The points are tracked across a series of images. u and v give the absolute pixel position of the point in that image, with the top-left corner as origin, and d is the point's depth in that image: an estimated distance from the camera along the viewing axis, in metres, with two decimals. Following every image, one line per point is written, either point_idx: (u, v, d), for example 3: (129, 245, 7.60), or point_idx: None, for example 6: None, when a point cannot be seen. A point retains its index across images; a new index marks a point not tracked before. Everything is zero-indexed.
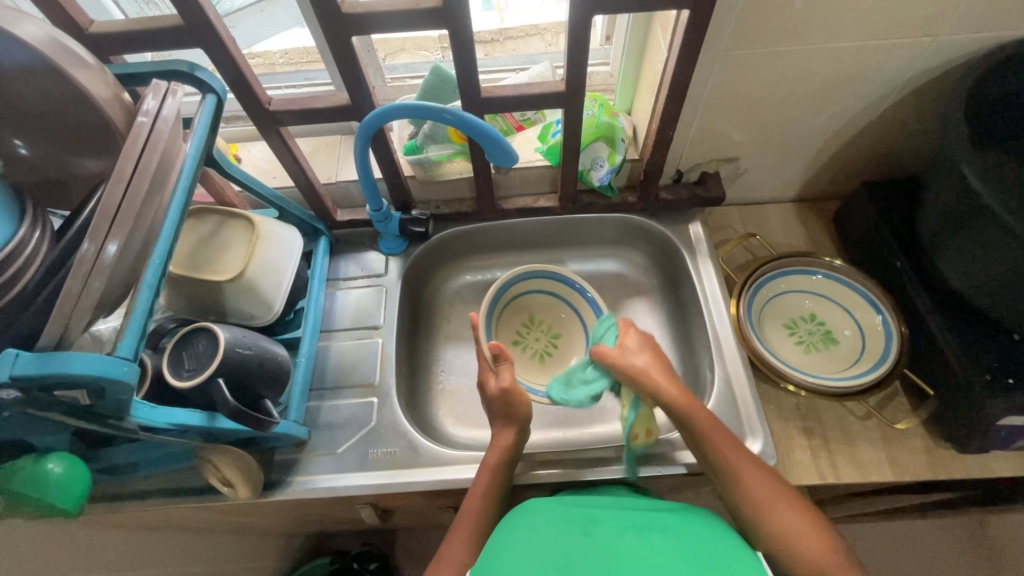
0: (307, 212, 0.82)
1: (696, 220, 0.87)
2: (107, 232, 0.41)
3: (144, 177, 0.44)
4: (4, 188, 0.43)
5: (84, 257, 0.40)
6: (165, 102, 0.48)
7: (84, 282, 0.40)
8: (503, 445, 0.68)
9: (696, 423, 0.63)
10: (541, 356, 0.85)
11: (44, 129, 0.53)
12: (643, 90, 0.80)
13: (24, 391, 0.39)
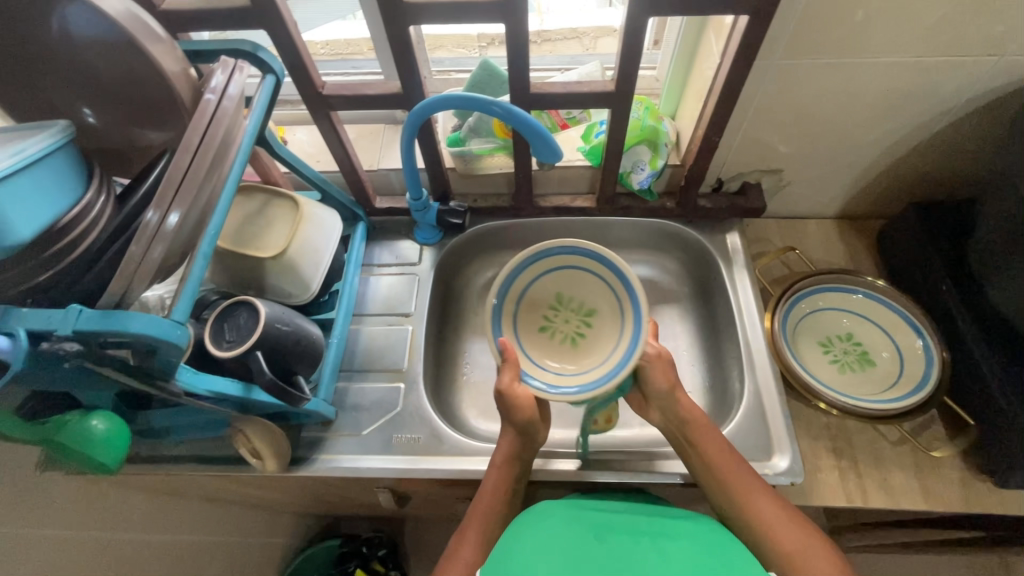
0: (348, 197, 0.84)
1: (734, 230, 0.86)
2: (171, 201, 0.43)
3: (209, 150, 0.46)
4: (75, 153, 0.45)
5: (149, 223, 0.42)
6: (231, 80, 0.50)
7: (146, 248, 0.42)
8: (509, 444, 0.68)
9: (703, 445, 0.65)
10: (571, 341, 0.66)
11: (113, 100, 0.55)
12: (691, 96, 0.79)
13: (84, 344, 0.41)
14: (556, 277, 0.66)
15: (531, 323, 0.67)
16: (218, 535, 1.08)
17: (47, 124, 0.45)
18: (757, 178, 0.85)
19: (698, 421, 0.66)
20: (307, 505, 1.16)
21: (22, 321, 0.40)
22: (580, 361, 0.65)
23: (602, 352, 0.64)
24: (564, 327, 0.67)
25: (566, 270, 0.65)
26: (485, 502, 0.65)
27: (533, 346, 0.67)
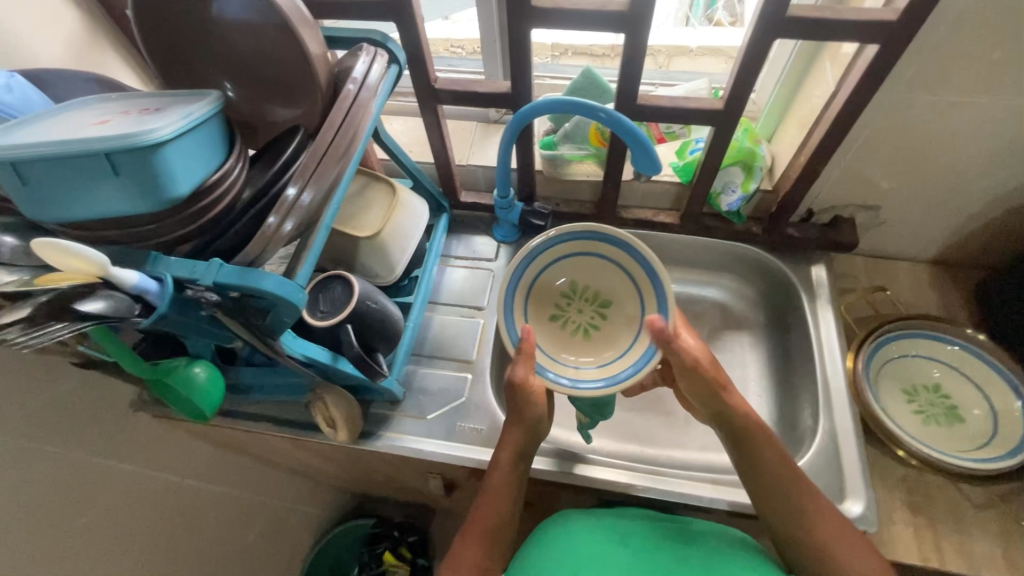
0: (436, 187, 0.87)
1: (820, 263, 0.83)
2: (308, 177, 0.46)
3: (345, 134, 0.49)
4: (222, 121, 0.47)
5: (288, 194, 0.45)
6: (369, 73, 0.53)
7: (283, 217, 0.45)
8: (515, 440, 0.65)
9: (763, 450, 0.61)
10: (583, 333, 0.66)
11: (256, 77, 0.59)
12: (793, 121, 0.77)
13: (221, 296, 0.44)
14: (572, 267, 0.65)
15: (543, 310, 0.66)
16: (266, 497, 1.13)
17: (204, 95, 0.48)
18: (851, 213, 0.82)
19: (756, 434, 0.62)
20: (350, 481, 1.20)
21: (169, 268, 0.43)
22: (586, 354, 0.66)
23: (614, 347, 0.64)
24: (579, 319, 0.66)
25: (581, 258, 0.65)
26: (494, 509, 0.62)
27: (544, 334, 0.66)
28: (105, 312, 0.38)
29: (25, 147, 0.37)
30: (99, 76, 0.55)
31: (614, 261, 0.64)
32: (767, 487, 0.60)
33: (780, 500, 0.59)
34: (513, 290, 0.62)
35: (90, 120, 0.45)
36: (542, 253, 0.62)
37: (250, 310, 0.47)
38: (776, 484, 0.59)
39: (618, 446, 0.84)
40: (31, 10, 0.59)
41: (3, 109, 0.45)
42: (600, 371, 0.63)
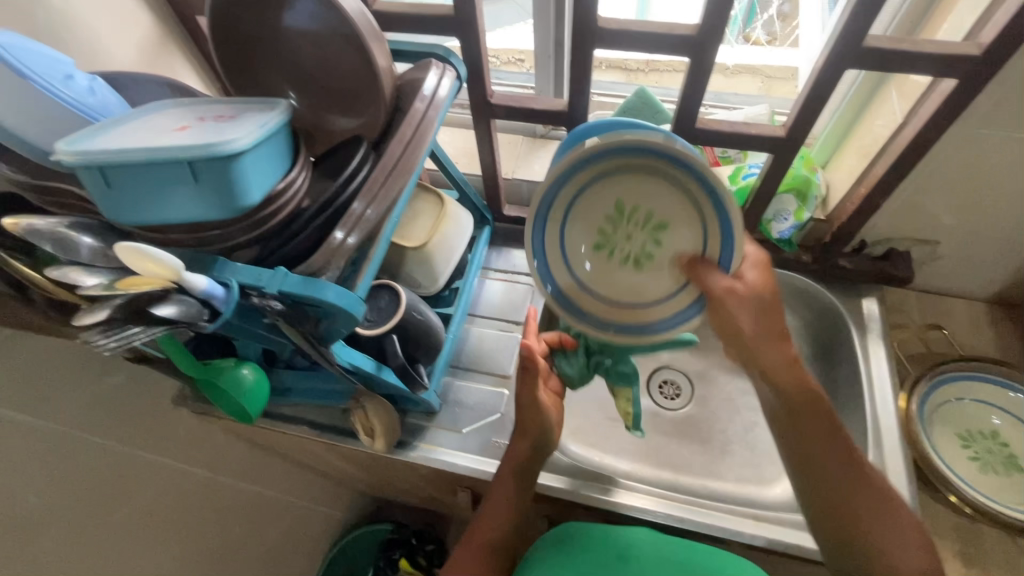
0: (481, 200, 0.87)
1: (872, 296, 0.81)
2: (374, 195, 0.47)
3: (411, 153, 0.49)
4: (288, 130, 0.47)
5: (354, 212, 0.46)
6: (437, 92, 0.53)
7: (348, 233, 0.45)
8: (520, 455, 0.64)
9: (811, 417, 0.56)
10: (632, 263, 0.53)
11: (321, 88, 0.60)
12: (851, 150, 0.76)
13: (284, 304, 0.45)
14: (617, 182, 0.51)
15: (583, 233, 0.54)
16: (291, 496, 1.14)
17: (275, 104, 0.49)
18: (907, 247, 0.80)
19: (803, 399, 0.56)
20: (373, 485, 1.20)
21: (235, 274, 0.43)
22: (628, 294, 0.54)
23: (655, 290, 0.54)
24: (627, 248, 0.53)
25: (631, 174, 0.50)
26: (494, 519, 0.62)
27: (586, 262, 0.54)
28: (176, 317, 0.39)
29: (107, 151, 0.37)
30: (174, 82, 0.56)
31: (672, 176, 0.49)
32: (811, 470, 0.56)
33: (824, 485, 0.55)
34: (546, 211, 0.52)
35: (167, 125, 0.46)
36: (582, 165, 0.49)
37: (311, 319, 0.47)
38: (822, 466, 0.56)
39: (652, 471, 0.82)
40: (111, 16, 0.61)
41: (86, 112, 0.46)
42: (628, 313, 0.54)
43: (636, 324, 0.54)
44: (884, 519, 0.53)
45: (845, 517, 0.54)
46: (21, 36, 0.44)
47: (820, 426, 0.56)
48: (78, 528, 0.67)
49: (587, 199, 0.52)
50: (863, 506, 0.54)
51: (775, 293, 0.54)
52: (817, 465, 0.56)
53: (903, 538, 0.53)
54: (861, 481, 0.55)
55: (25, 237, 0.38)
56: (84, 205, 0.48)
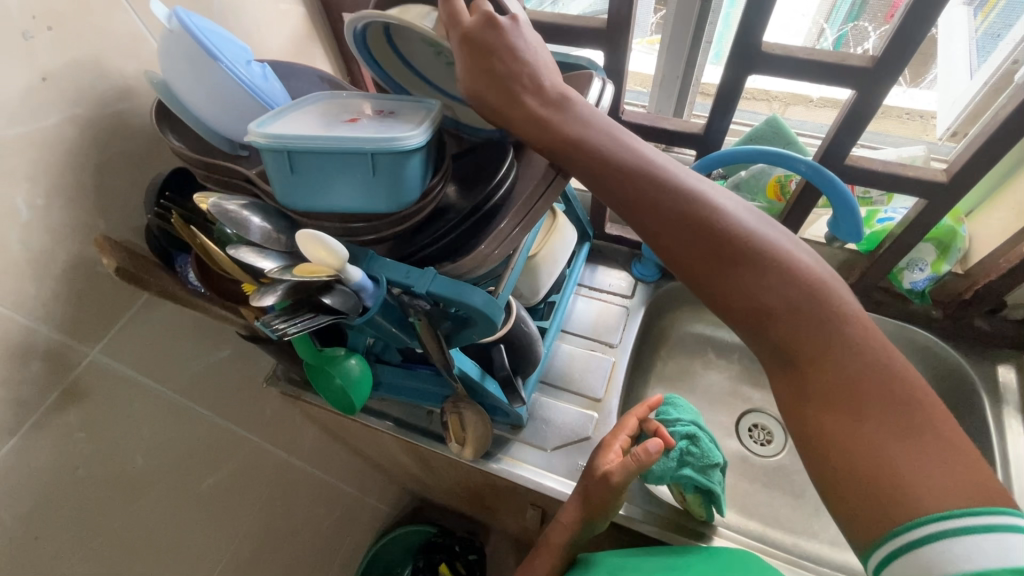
0: (585, 215, 0.85)
1: (1009, 363, 0.73)
2: (524, 216, 0.46)
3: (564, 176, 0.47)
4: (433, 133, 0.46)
5: (501, 231, 0.45)
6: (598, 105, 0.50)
7: (492, 250, 0.45)
8: (571, 517, 0.61)
9: (614, 192, 0.45)
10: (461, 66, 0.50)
11: None
12: (1004, 204, 0.69)
13: (430, 306, 0.45)
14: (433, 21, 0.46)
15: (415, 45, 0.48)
16: (349, 485, 1.15)
17: (429, 103, 0.48)
18: None
19: (651, 191, 0.44)
20: (426, 485, 1.19)
21: (385, 269, 0.44)
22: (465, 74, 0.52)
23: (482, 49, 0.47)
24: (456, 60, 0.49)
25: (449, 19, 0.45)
26: (549, 548, 0.63)
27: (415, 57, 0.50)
28: (339, 307, 0.41)
29: (294, 136, 0.39)
30: (329, 76, 0.58)
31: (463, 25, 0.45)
32: (700, 280, 0.45)
33: (683, 256, 0.45)
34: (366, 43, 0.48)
35: (336, 116, 0.47)
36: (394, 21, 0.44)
37: (450, 320, 0.47)
38: (678, 242, 0.44)
39: (738, 519, 0.77)
40: (271, 9, 0.64)
41: (256, 91, 0.47)
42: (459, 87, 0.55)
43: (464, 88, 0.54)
44: (737, 280, 0.43)
45: (762, 314, 0.43)
46: (213, 21, 0.46)
47: (628, 174, 0.44)
48: (174, 490, 0.70)
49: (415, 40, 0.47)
50: (765, 281, 0.43)
51: (493, 43, 0.42)
52: (706, 262, 0.44)
53: (805, 310, 0.43)
54: (737, 250, 0.43)
55: (213, 214, 0.41)
56: (246, 184, 0.47)
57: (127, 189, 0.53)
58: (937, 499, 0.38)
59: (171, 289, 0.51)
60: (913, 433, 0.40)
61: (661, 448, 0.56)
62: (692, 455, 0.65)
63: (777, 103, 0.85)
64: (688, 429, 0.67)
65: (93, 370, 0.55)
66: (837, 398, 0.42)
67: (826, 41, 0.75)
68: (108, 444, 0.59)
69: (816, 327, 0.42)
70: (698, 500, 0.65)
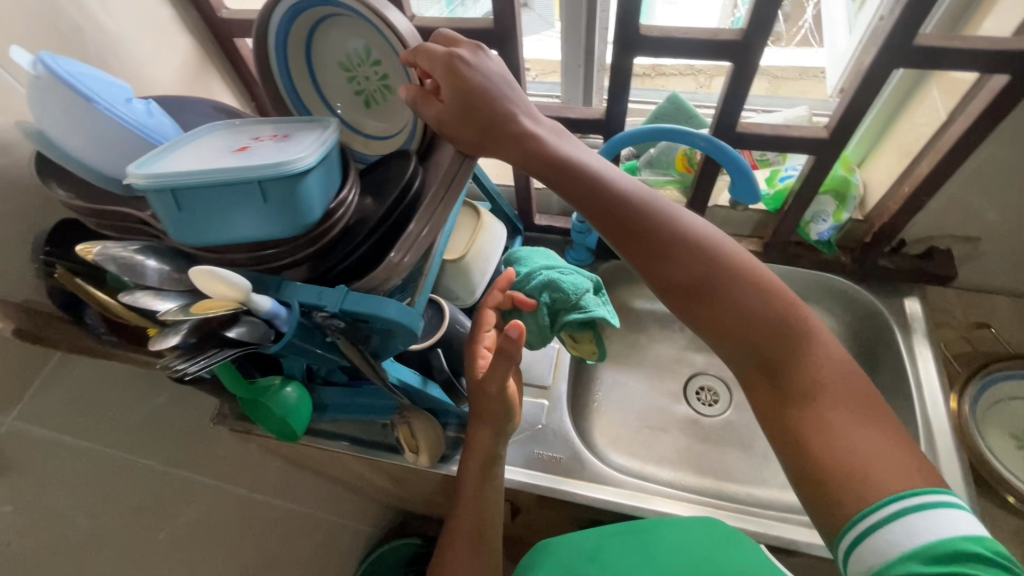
0: (512, 210, 0.87)
1: (913, 296, 0.79)
2: (429, 216, 0.46)
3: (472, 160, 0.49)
4: (336, 152, 0.47)
5: (410, 234, 0.45)
6: None
7: (402, 254, 0.45)
8: (482, 440, 0.61)
9: (592, 198, 0.51)
10: (365, 98, 0.61)
11: (367, 115, 0.63)
12: (890, 151, 0.74)
13: (346, 323, 0.45)
14: (349, 36, 0.57)
15: (332, 64, 0.60)
16: (322, 511, 1.13)
17: (324, 121, 0.49)
18: (946, 244, 0.78)
19: (628, 198, 0.51)
20: (402, 498, 1.18)
21: (297, 293, 0.44)
22: (367, 113, 0.62)
23: (379, 53, 0.57)
24: (365, 86, 0.61)
25: (360, 40, 0.57)
26: (469, 504, 0.62)
27: (333, 89, 0.62)
28: (245, 337, 0.41)
29: (176, 173, 0.39)
30: (224, 105, 0.57)
31: (372, 41, 0.56)
32: (676, 288, 0.50)
33: (659, 252, 0.50)
34: (289, 50, 0.58)
35: (226, 146, 0.46)
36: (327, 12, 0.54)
37: (371, 334, 0.47)
38: (650, 241, 0.50)
39: (695, 479, 0.81)
40: (153, 43, 0.62)
41: (143, 131, 0.46)
42: (355, 138, 0.64)
43: (363, 124, 0.63)
44: (711, 279, 0.50)
45: (732, 314, 0.49)
46: (82, 63, 0.45)
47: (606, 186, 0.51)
48: (126, 549, 0.67)
49: (334, 50, 0.59)
50: (732, 285, 0.49)
51: (473, 77, 0.47)
52: (683, 273, 0.50)
53: (772, 317, 0.48)
54: (710, 257, 0.50)
55: (101, 262, 0.39)
56: (144, 226, 0.46)
57: (18, 246, 0.51)
58: (889, 478, 0.41)
59: (77, 342, 0.51)
60: (876, 423, 0.44)
61: (524, 328, 0.51)
62: (560, 301, 0.66)
63: (703, 77, 0.89)
64: (541, 280, 0.66)
65: (11, 439, 0.52)
66: (804, 389, 0.46)
67: (741, 13, 0.77)
68: (43, 511, 0.57)
69: (782, 333, 0.48)
70: (587, 334, 0.68)
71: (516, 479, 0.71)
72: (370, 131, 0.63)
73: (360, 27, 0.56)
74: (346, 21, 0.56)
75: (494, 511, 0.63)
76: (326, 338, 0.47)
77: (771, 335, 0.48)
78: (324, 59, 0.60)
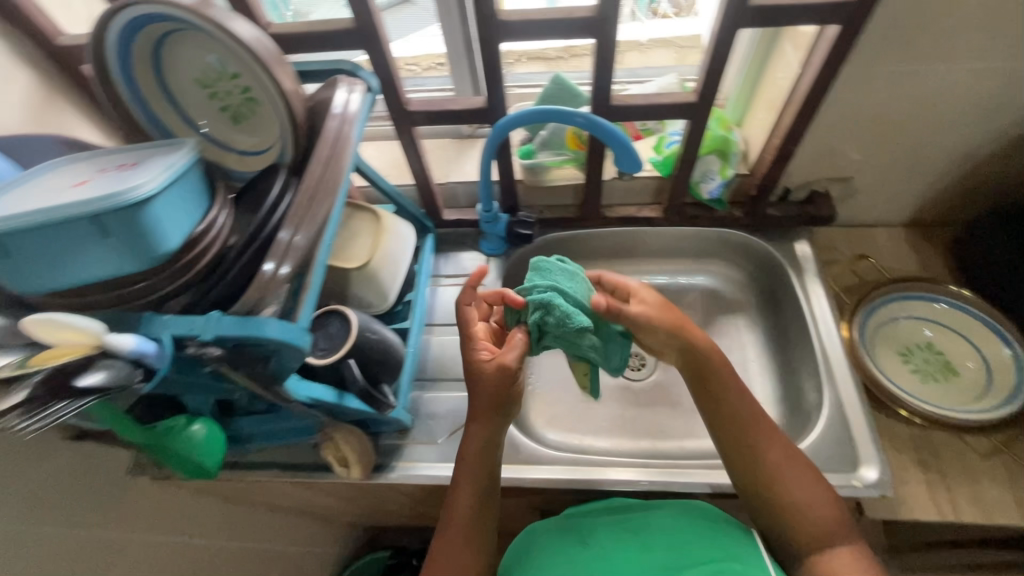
0: (419, 209, 0.86)
1: (802, 239, 0.85)
2: (298, 223, 0.46)
3: (334, 161, 0.49)
4: (196, 172, 0.45)
5: (280, 242, 0.44)
6: (350, 96, 0.53)
7: (276, 264, 0.44)
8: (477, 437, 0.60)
9: (696, 371, 0.63)
10: (231, 114, 0.59)
11: (235, 131, 0.60)
12: (762, 107, 0.79)
13: (225, 348, 0.43)
14: (201, 51, 0.55)
15: (189, 82, 0.57)
16: (277, 544, 1.09)
17: (178, 142, 0.47)
18: (825, 187, 0.84)
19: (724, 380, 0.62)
20: (359, 514, 1.16)
21: (165, 327, 0.41)
22: (236, 130, 0.60)
23: (235, 66, 0.55)
24: (228, 102, 0.58)
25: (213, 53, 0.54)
26: (463, 499, 0.59)
27: (195, 107, 0.59)
28: (104, 384, 0.38)
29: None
30: (69, 138, 0.53)
31: (224, 53, 0.54)
32: (720, 414, 0.62)
33: (737, 421, 0.61)
34: (136, 70, 0.55)
35: (65, 182, 0.43)
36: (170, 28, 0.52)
37: (258, 357, 0.45)
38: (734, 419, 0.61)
39: (632, 443, 0.84)
40: None
41: None
42: (228, 156, 0.61)
43: (232, 140, 0.61)
44: (773, 450, 0.60)
45: (781, 479, 0.59)
46: None
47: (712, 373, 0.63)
48: None
49: (187, 68, 0.56)
50: (784, 461, 0.59)
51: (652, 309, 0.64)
52: (722, 401, 0.62)
53: (816, 494, 0.58)
54: (776, 439, 0.61)
55: None
56: None
57: None
58: None
59: None
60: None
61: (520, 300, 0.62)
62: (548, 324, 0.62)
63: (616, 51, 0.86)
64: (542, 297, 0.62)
65: None
66: (825, 544, 0.55)
67: None
68: None
69: (821, 506, 0.57)
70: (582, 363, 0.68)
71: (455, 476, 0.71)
72: (242, 147, 0.61)
73: (209, 40, 0.54)
74: (193, 36, 0.53)
75: (488, 510, 0.61)
76: (209, 368, 0.45)
77: (793, 488, 0.58)
78: (179, 78, 0.57)
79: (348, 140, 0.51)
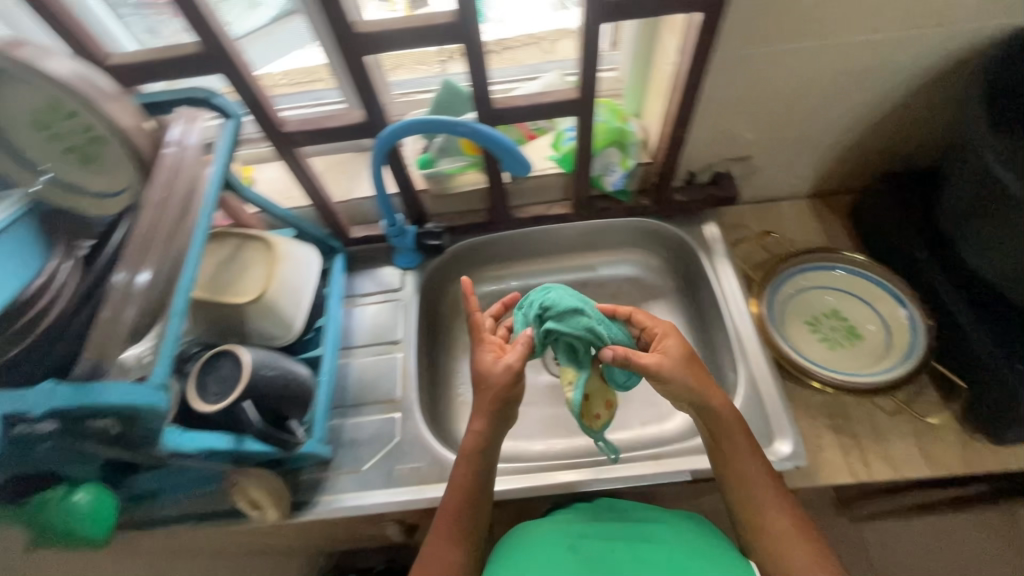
0: (322, 230, 0.83)
1: (710, 221, 0.87)
2: (139, 262, 0.47)
3: (172, 198, 0.49)
4: (26, 228, 0.48)
5: (118, 285, 0.46)
6: (189, 129, 0.53)
7: (118, 310, 0.45)
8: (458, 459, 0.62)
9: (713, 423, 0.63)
10: (77, 155, 0.51)
11: (84, 175, 0.52)
12: (654, 95, 0.79)
13: (62, 421, 0.40)
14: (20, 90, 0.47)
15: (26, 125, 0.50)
16: None
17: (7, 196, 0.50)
18: (725, 168, 0.85)
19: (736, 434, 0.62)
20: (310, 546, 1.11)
21: None
22: (88, 175, 0.52)
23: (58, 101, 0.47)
24: (72, 141, 0.50)
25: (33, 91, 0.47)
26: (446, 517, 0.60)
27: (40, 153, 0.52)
28: None
29: None
30: None
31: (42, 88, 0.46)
32: (725, 460, 0.62)
33: (744, 474, 0.61)
34: None
35: None
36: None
37: (105, 426, 0.42)
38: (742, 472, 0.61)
39: (566, 442, 0.83)
40: None
41: None
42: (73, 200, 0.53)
43: (82, 185, 0.52)
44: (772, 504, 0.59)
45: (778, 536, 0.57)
46: None
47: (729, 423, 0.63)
48: None
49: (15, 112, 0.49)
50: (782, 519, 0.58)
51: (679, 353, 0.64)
52: (734, 458, 0.62)
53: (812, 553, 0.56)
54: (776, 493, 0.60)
55: None
56: None
57: None
58: None
59: None
60: None
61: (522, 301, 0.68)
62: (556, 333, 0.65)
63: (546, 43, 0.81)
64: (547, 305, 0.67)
65: None
66: None
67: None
68: None
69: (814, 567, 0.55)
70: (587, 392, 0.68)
71: (380, 503, 0.69)
72: (91, 190, 0.53)
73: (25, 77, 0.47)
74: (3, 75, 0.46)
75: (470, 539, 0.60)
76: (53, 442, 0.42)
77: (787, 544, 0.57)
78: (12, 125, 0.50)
79: (190, 168, 0.52)
